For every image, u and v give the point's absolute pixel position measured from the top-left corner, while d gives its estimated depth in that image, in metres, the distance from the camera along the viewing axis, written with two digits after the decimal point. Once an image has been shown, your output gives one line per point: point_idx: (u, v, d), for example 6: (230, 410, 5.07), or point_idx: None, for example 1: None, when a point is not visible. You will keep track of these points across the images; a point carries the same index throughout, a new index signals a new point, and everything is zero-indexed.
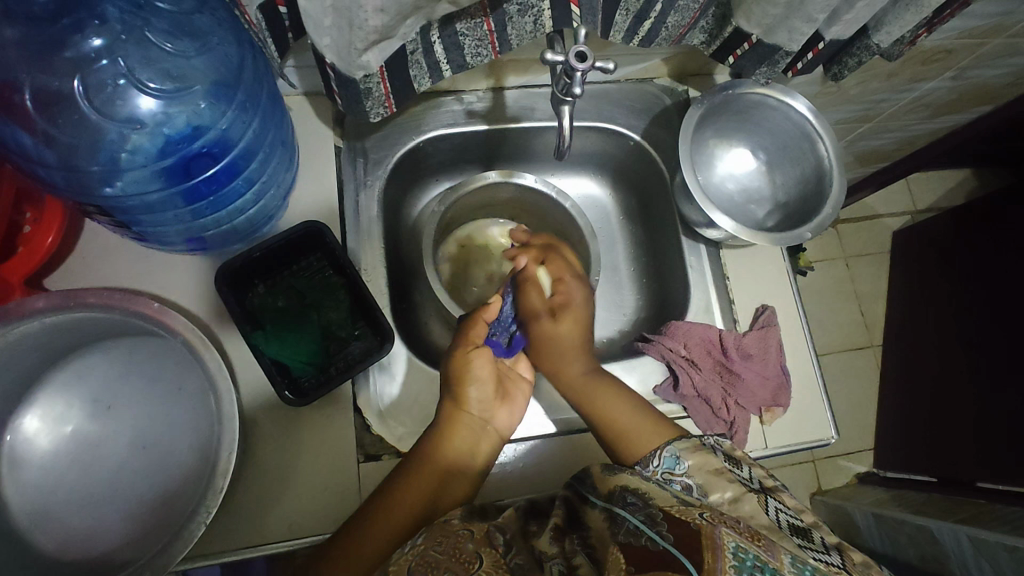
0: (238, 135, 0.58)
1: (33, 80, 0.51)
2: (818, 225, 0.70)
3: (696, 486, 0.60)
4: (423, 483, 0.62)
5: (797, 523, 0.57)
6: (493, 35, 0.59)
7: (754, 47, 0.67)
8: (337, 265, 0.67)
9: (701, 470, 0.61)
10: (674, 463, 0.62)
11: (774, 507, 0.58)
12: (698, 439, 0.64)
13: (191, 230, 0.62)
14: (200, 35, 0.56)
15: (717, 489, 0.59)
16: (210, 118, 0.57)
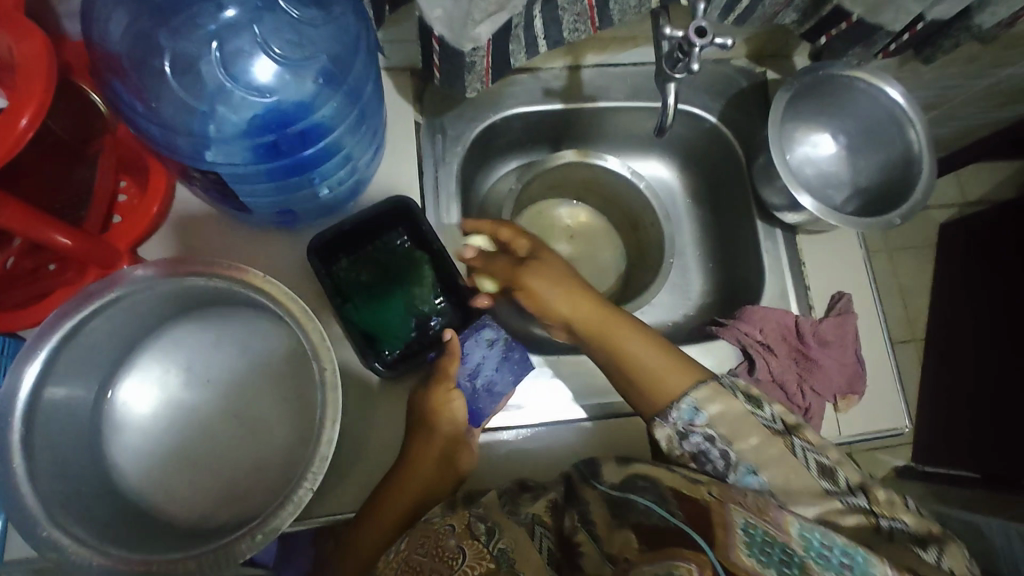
0: (340, 114, 0.59)
1: (172, 45, 0.53)
2: (908, 211, 0.68)
3: (720, 437, 0.58)
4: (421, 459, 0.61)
5: (823, 462, 0.57)
6: (593, 11, 0.59)
7: (853, 27, 0.65)
8: (422, 241, 0.67)
9: (728, 420, 0.59)
10: (694, 413, 0.60)
11: (802, 449, 0.57)
12: (716, 381, 0.61)
13: (280, 204, 0.62)
14: (326, 6, 0.56)
15: (744, 433, 0.58)
16: (319, 95, 0.57)
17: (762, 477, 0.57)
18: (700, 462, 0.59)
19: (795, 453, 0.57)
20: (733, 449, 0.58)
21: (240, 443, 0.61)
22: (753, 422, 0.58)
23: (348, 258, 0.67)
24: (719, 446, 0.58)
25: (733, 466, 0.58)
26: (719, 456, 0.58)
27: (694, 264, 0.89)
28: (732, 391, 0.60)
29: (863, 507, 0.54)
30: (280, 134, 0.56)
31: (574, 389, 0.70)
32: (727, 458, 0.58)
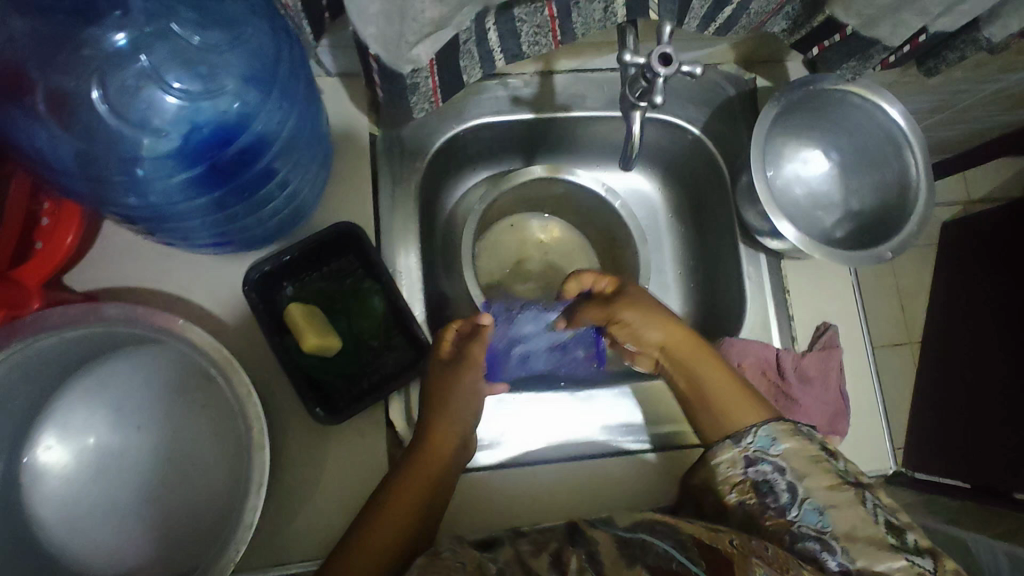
0: (282, 127, 0.55)
1: (46, 80, 0.49)
2: (899, 243, 0.63)
3: (791, 470, 0.55)
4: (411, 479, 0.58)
5: (892, 521, 0.51)
6: (556, 23, 0.53)
7: (847, 40, 0.59)
8: (371, 271, 0.63)
9: (804, 460, 0.55)
10: (770, 443, 0.57)
11: (872, 499, 0.52)
12: (793, 424, 0.57)
13: (223, 233, 0.58)
14: (234, 25, 0.52)
15: (817, 473, 0.54)
16: (254, 110, 0.53)
17: (827, 516, 0.52)
18: (764, 493, 0.55)
19: (865, 503, 0.52)
20: (802, 485, 0.54)
21: (167, 491, 0.56)
22: (823, 463, 0.55)
23: (294, 287, 0.62)
24: (789, 480, 0.54)
25: (799, 502, 0.53)
26: (784, 488, 0.54)
27: (675, 284, 0.83)
28: (814, 440, 0.56)
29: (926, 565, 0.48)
30: (220, 158, 0.52)
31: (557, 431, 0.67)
32: (794, 493, 0.54)
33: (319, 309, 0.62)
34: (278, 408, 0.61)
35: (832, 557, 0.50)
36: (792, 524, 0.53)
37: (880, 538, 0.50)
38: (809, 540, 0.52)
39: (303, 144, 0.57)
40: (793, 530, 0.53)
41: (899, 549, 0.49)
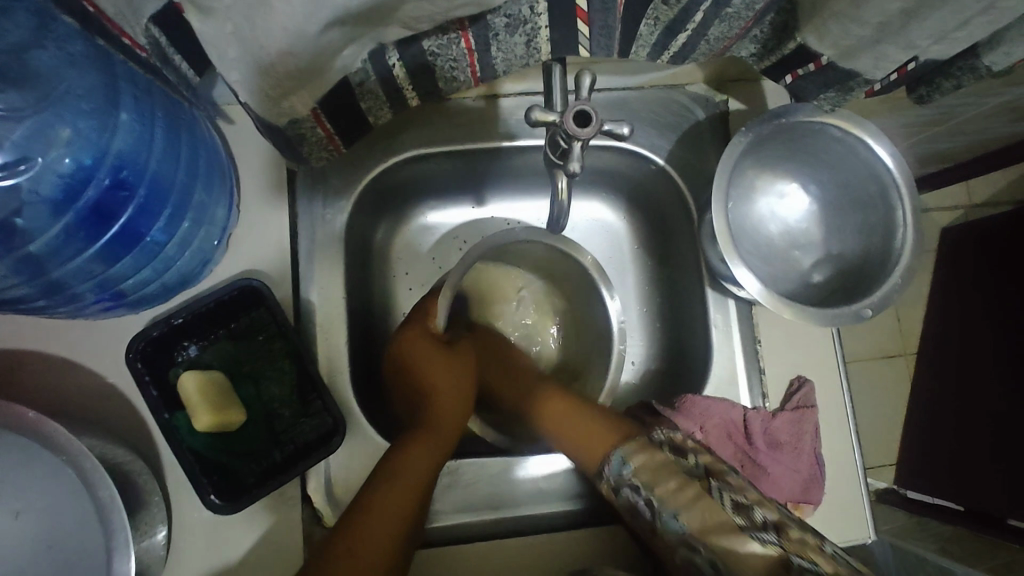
0: (144, 158, 0.46)
1: None
2: (881, 299, 0.56)
3: (642, 485, 0.48)
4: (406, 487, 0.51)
5: (738, 501, 0.44)
6: (474, 56, 0.45)
7: (823, 70, 0.51)
8: (281, 328, 0.55)
9: (648, 468, 0.48)
10: (620, 465, 0.50)
11: (719, 488, 0.46)
12: (646, 443, 0.50)
13: (129, 292, 0.50)
14: (44, 78, 0.44)
15: (662, 478, 0.47)
16: (100, 143, 0.45)
17: (682, 519, 0.45)
18: (637, 516, 0.49)
19: (709, 493, 0.45)
20: (654, 495, 0.47)
21: None
22: (666, 462, 0.48)
23: (195, 349, 0.55)
24: (643, 495, 0.48)
25: (658, 514, 0.47)
26: (644, 504, 0.48)
27: (640, 325, 0.76)
28: (659, 446, 0.50)
29: (773, 539, 0.41)
30: (78, 204, 0.45)
31: (480, 502, 0.61)
32: (652, 504, 0.47)
33: (222, 375, 0.55)
34: (176, 490, 0.54)
35: (699, 555, 0.44)
36: (664, 540, 0.47)
37: (726, 522, 0.43)
38: (682, 545, 0.45)
39: (185, 171, 0.49)
40: (671, 540, 0.47)
41: (749, 526, 0.43)
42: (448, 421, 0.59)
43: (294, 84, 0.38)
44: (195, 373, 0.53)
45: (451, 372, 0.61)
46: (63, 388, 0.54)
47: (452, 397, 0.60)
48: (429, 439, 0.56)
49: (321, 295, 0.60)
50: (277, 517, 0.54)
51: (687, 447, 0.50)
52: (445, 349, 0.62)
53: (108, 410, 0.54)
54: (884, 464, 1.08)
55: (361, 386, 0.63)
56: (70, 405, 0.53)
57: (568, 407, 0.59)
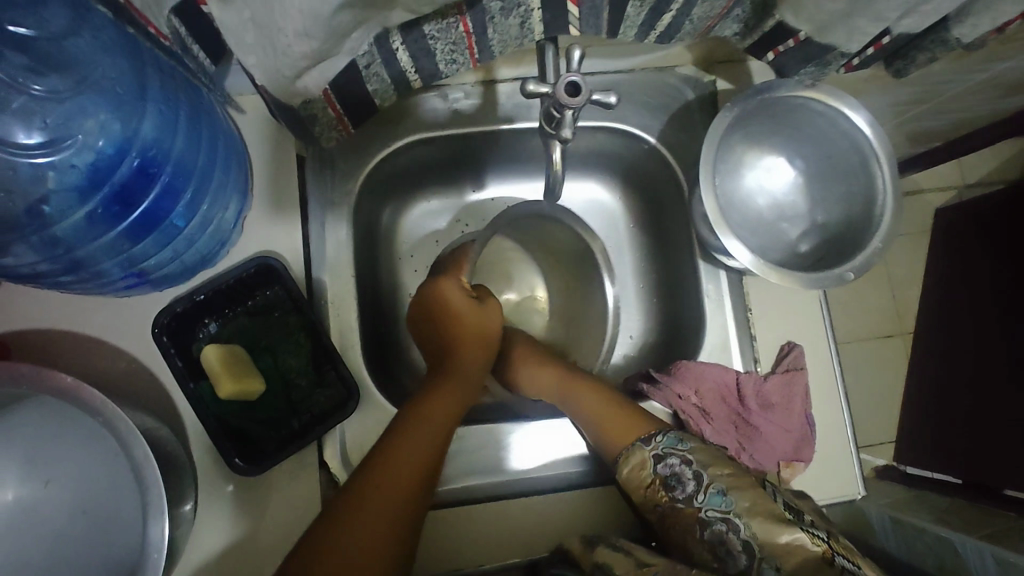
0: (168, 143, 0.49)
1: None
2: (862, 263, 0.59)
3: (699, 461, 0.54)
4: (424, 436, 0.54)
5: (790, 507, 0.52)
6: (472, 39, 0.48)
7: (801, 45, 0.54)
8: (296, 304, 0.59)
9: (706, 455, 0.55)
10: (677, 441, 0.56)
11: (772, 489, 0.53)
12: (706, 440, 0.57)
13: (152, 270, 0.54)
14: (72, 62, 0.47)
15: (720, 464, 0.54)
16: (127, 131, 0.47)
17: (728, 498, 0.51)
18: (672, 484, 0.54)
19: (763, 490, 0.52)
20: (705, 471, 0.53)
21: (87, 546, 0.49)
22: (723, 458, 0.55)
23: (215, 325, 0.58)
24: (694, 470, 0.54)
25: (704, 487, 0.53)
26: (690, 478, 0.54)
27: (637, 300, 0.79)
28: (715, 448, 0.56)
29: (823, 540, 0.48)
30: (104, 189, 0.48)
31: (489, 464, 0.65)
32: (700, 481, 0.53)
33: (241, 348, 0.58)
34: (200, 456, 0.57)
35: (735, 531, 0.50)
36: (698, 511, 0.52)
37: (778, 513, 0.50)
38: (716, 522, 0.51)
39: (205, 157, 0.52)
40: (703, 518, 0.52)
41: (796, 524, 0.50)
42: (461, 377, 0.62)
43: (306, 65, 0.41)
44: (217, 345, 0.56)
45: (480, 321, 0.65)
46: (92, 363, 0.57)
47: (478, 343, 0.65)
48: (441, 393, 0.59)
49: (333, 273, 0.63)
50: (297, 481, 0.57)
51: None
52: (474, 299, 0.66)
53: (135, 383, 0.57)
54: (880, 435, 1.11)
55: (372, 360, 0.66)
56: (99, 378, 0.57)
57: (608, 404, 0.60)
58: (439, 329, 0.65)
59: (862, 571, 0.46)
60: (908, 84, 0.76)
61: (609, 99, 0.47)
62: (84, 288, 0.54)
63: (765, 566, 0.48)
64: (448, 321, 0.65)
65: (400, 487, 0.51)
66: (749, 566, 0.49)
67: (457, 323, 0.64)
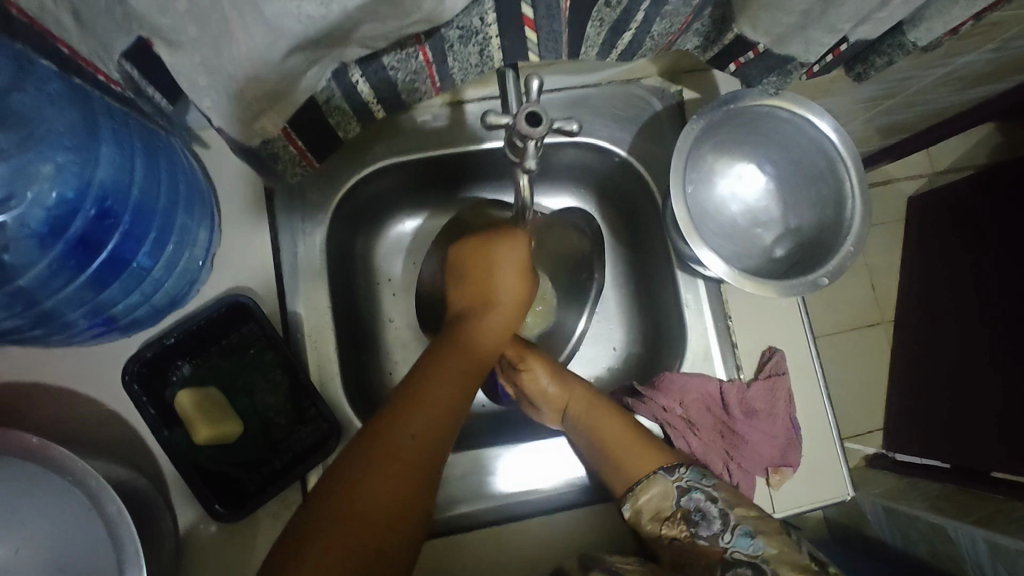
0: (126, 186, 0.48)
1: None
2: (836, 267, 0.59)
3: (723, 499, 0.53)
4: (422, 418, 0.51)
5: (817, 558, 0.49)
6: (433, 67, 0.48)
7: (761, 56, 0.54)
8: (271, 341, 0.57)
9: (734, 494, 0.54)
10: (701, 476, 0.55)
11: (801, 539, 0.51)
12: (730, 481, 0.56)
13: (118, 315, 0.53)
14: (25, 120, 0.44)
15: (744, 504, 0.53)
16: (83, 174, 0.46)
17: (756, 542, 0.50)
18: (694, 522, 0.53)
19: (794, 543, 0.50)
20: (731, 513, 0.52)
21: None
22: (750, 497, 0.54)
23: (189, 367, 0.57)
24: (720, 509, 0.52)
25: (731, 528, 0.51)
26: (716, 518, 0.52)
27: (618, 310, 0.79)
28: (745, 491, 0.56)
29: None
30: (65, 236, 0.46)
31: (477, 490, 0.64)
32: (728, 522, 0.51)
33: (216, 390, 0.57)
34: (180, 502, 0.55)
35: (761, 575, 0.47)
36: (725, 551, 0.50)
37: (805, 564, 0.47)
38: (740, 564, 0.49)
39: (164, 198, 0.51)
40: (726, 560, 0.49)
41: None
42: (464, 352, 0.59)
43: (261, 106, 0.41)
44: (191, 389, 0.55)
45: (522, 287, 0.64)
46: (62, 412, 0.56)
47: (510, 305, 0.64)
48: (443, 368, 0.56)
49: (308, 307, 0.62)
50: (283, 521, 0.56)
51: (761, 500, 0.56)
52: (524, 262, 0.64)
53: (108, 433, 0.55)
54: (867, 423, 1.12)
55: (354, 391, 0.65)
56: (70, 431, 0.55)
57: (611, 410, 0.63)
58: (477, 278, 0.65)
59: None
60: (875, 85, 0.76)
61: (570, 127, 0.46)
62: (52, 340, 0.53)
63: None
64: (488, 275, 0.64)
65: (399, 468, 0.47)
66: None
67: (495, 280, 0.64)
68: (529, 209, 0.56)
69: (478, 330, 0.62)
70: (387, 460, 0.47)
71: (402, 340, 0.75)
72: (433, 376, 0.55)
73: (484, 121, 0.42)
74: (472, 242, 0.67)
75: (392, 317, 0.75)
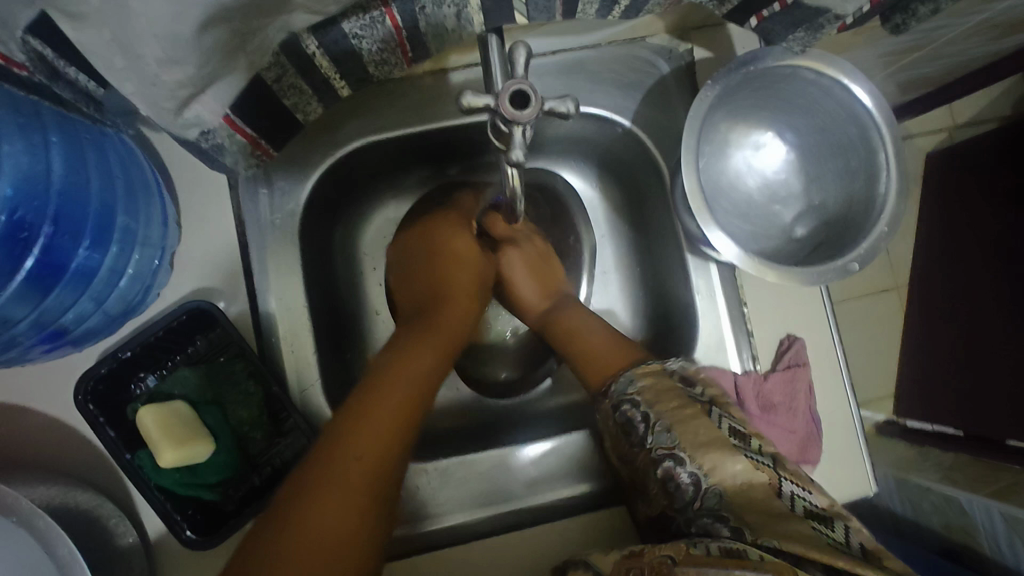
0: (44, 179, 0.42)
1: None
2: (866, 251, 0.53)
3: (645, 402, 0.48)
4: (374, 424, 0.44)
5: (740, 430, 0.45)
6: (402, 33, 0.41)
7: (788, 9, 0.47)
8: (241, 349, 0.52)
9: (655, 390, 0.48)
10: (629, 383, 0.51)
11: (720, 415, 0.46)
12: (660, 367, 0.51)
13: (63, 327, 0.47)
14: None
15: (665, 398, 0.47)
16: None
17: (675, 433, 0.45)
18: (629, 433, 0.49)
19: (710, 416, 0.45)
20: (654, 410, 0.47)
21: None
22: (671, 382, 0.48)
23: (153, 379, 0.52)
24: (643, 411, 0.48)
25: (652, 426, 0.47)
26: (641, 420, 0.48)
27: (620, 294, 0.74)
28: (670, 376, 0.49)
29: (768, 464, 0.43)
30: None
31: (471, 496, 0.60)
32: (649, 421, 0.47)
33: (185, 404, 0.51)
34: (150, 525, 0.51)
35: (684, 469, 0.44)
36: (650, 453, 0.46)
37: (723, 439, 0.43)
38: (665, 461, 0.45)
39: (98, 192, 0.45)
40: (654, 458, 0.46)
41: (744, 449, 0.43)
42: (421, 347, 0.54)
43: (189, 93, 0.34)
44: (154, 407, 0.49)
45: (476, 258, 0.64)
46: (15, 433, 0.51)
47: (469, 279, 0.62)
48: (412, 356, 0.52)
49: (281, 305, 0.57)
50: None
51: (697, 375, 0.50)
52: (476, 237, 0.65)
53: (67, 453, 0.51)
54: None
55: (338, 396, 0.60)
56: (25, 452, 0.50)
57: (575, 319, 0.61)
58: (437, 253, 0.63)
59: (816, 503, 0.41)
60: (908, 38, 0.68)
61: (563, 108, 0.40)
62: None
63: (707, 496, 0.42)
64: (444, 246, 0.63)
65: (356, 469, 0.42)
66: (695, 497, 0.43)
67: (450, 261, 0.62)
68: (519, 200, 0.50)
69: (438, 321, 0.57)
70: (344, 467, 0.41)
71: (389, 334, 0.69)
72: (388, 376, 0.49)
73: (463, 104, 0.37)
74: (435, 224, 0.65)
75: (379, 310, 0.70)
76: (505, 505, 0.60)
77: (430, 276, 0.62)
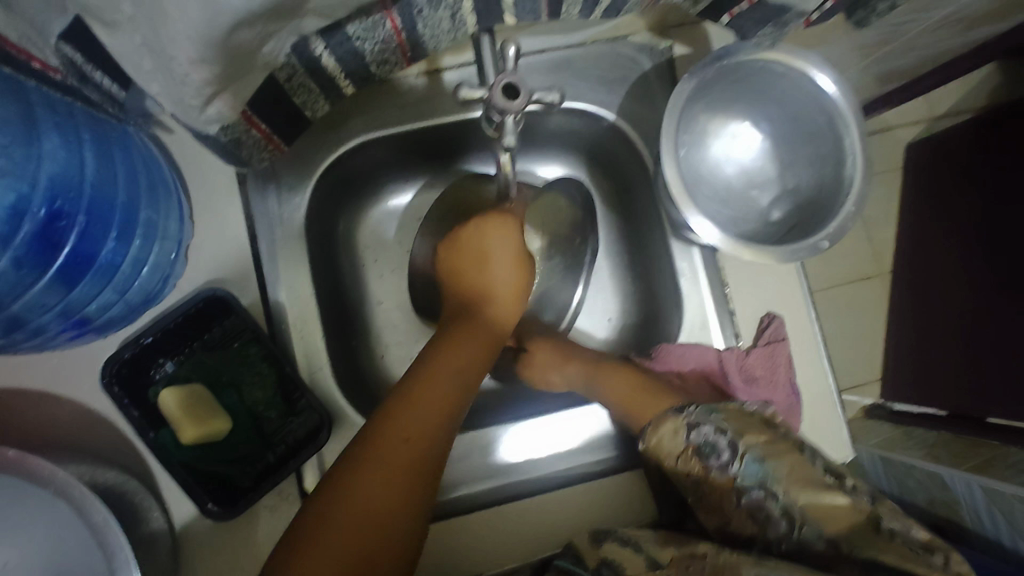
0: (77, 176, 0.45)
1: None
2: (836, 229, 0.57)
3: (730, 428, 0.49)
4: (419, 419, 0.48)
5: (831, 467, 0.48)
6: (402, 36, 0.45)
7: (756, 7, 0.51)
8: (255, 335, 0.56)
9: (741, 420, 0.49)
10: (706, 413, 0.51)
11: (813, 452, 0.48)
12: (738, 405, 0.51)
13: (90, 314, 0.50)
14: None
15: (753, 431, 0.49)
16: (27, 170, 0.42)
17: (767, 466, 0.47)
18: (704, 455, 0.49)
19: (802, 453, 0.48)
20: (740, 441, 0.48)
21: None
22: (758, 422, 0.50)
23: (171, 364, 0.55)
24: (729, 439, 0.48)
25: (740, 455, 0.48)
26: (725, 447, 0.49)
27: (611, 279, 0.77)
28: (749, 412, 0.51)
29: (865, 502, 0.45)
30: (12, 245, 0.43)
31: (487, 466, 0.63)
32: (735, 449, 0.48)
33: (201, 386, 0.55)
34: (173, 501, 0.54)
35: (773, 502, 0.46)
36: (735, 481, 0.48)
37: (818, 479, 0.46)
38: (753, 492, 0.47)
39: (121, 189, 0.48)
40: (739, 487, 0.48)
41: (840, 488, 0.46)
42: (460, 348, 0.56)
43: (212, 91, 0.37)
44: (174, 389, 0.52)
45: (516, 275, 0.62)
46: (42, 416, 0.54)
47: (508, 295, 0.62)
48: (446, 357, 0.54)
49: (289, 293, 0.60)
50: (281, 515, 0.55)
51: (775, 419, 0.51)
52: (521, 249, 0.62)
53: (92, 434, 0.54)
54: None
55: (345, 379, 0.63)
56: (53, 434, 0.53)
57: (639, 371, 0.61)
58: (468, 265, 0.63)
59: (916, 538, 0.43)
60: (874, 33, 0.72)
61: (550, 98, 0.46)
62: (25, 346, 0.51)
63: (806, 533, 0.44)
64: (481, 261, 0.62)
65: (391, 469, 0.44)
66: (790, 533, 0.45)
67: (489, 270, 0.62)
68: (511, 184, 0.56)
69: (476, 328, 0.59)
70: (379, 465, 0.44)
71: (392, 322, 0.73)
72: (427, 378, 0.51)
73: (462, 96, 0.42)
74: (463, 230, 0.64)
75: (381, 300, 0.73)
76: (508, 477, 0.63)
77: (462, 283, 0.63)
